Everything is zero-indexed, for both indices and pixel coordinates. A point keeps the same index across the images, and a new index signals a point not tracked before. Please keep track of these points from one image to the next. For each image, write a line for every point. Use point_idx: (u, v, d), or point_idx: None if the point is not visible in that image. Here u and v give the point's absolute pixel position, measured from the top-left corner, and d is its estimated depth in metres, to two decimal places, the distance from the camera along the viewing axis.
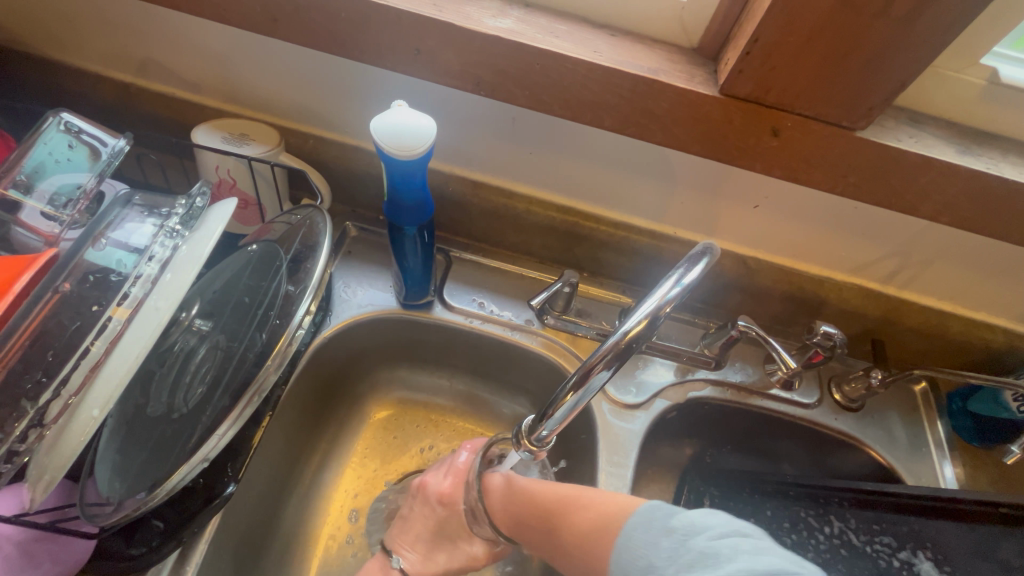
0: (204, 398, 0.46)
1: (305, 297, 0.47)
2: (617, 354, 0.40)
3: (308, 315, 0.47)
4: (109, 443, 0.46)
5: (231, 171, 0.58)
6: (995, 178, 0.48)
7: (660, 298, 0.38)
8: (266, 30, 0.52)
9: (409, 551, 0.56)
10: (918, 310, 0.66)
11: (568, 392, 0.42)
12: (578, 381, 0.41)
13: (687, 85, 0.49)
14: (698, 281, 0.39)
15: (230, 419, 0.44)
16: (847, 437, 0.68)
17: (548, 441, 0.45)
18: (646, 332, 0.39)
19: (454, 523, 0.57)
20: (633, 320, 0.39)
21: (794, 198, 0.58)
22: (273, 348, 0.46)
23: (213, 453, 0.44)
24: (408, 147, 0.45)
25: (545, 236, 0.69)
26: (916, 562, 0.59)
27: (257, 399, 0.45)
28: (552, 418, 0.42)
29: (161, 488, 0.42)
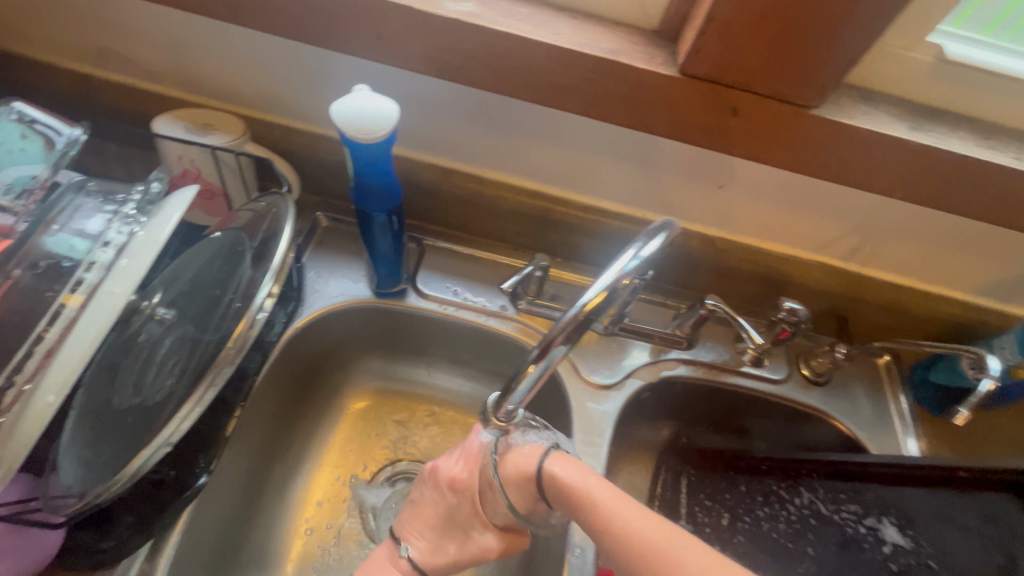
0: (171, 388, 0.45)
1: (266, 280, 0.46)
2: (578, 324, 0.37)
3: (269, 299, 0.46)
4: (73, 439, 0.45)
5: (195, 161, 0.58)
6: (944, 152, 0.50)
7: (619, 269, 0.38)
8: (224, 15, 0.52)
9: (417, 538, 0.52)
10: (879, 285, 0.68)
11: (530, 365, 0.39)
12: (539, 352, 0.38)
13: (647, 66, 0.50)
14: (656, 253, 0.40)
15: (191, 400, 0.42)
16: (815, 410, 0.70)
17: (515, 418, 0.43)
18: (604, 307, 0.38)
19: (466, 511, 0.50)
20: (592, 293, 0.38)
21: (757, 177, 0.60)
22: (233, 333, 0.45)
23: (176, 437, 0.42)
24: (369, 130, 0.45)
25: (517, 221, 0.69)
26: (881, 527, 0.61)
27: (216, 383, 0.43)
28: (515, 392, 0.39)
29: (119, 477, 0.41)
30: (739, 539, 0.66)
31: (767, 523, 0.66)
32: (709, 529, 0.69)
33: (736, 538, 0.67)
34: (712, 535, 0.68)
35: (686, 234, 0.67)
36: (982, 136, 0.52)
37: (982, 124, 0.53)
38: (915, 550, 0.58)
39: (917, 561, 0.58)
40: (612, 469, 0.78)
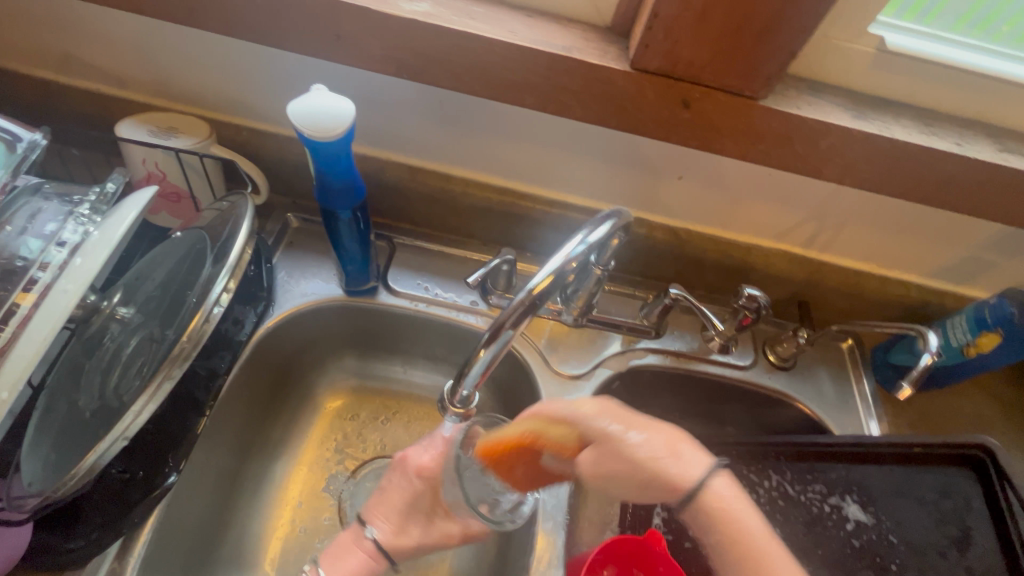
0: (133, 389, 0.44)
1: (223, 273, 0.45)
2: (524, 309, 0.41)
3: (226, 293, 0.44)
4: (40, 439, 0.45)
5: (160, 163, 0.58)
6: (886, 140, 0.52)
7: (565, 254, 0.41)
8: (184, 19, 0.52)
9: (382, 521, 0.56)
10: (838, 271, 0.70)
11: (482, 349, 0.43)
12: (489, 336, 0.42)
13: (600, 61, 0.51)
14: (601, 239, 0.43)
15: (147, 393, 0.41)
16: (781, 394, 0.72)
17: (471, 401, 0.49)
18: (552, 289, 0.41)
19: (428, 500, 0.57)
20: (539, 277, 0.41)
21: (714, 168, 0.62)
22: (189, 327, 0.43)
23: (132, 431, 0.41)
24: (325, 127, 0.46)
25: (485, 217, 0.70)
26: (845, 505, 0.62)
27: (172, 378, 0.42)
28: (469, 375, 0.45)
29: (73, 473, 0.41)
30: None
31: None
32: None
33: None
34: None
35: (650, 225, 0.69)
36: (923, 123, 0.54)
37: (924, 112, 0.55)
38: (876, 525, 0.60)
39: (877, 535, 0.59)
40: None
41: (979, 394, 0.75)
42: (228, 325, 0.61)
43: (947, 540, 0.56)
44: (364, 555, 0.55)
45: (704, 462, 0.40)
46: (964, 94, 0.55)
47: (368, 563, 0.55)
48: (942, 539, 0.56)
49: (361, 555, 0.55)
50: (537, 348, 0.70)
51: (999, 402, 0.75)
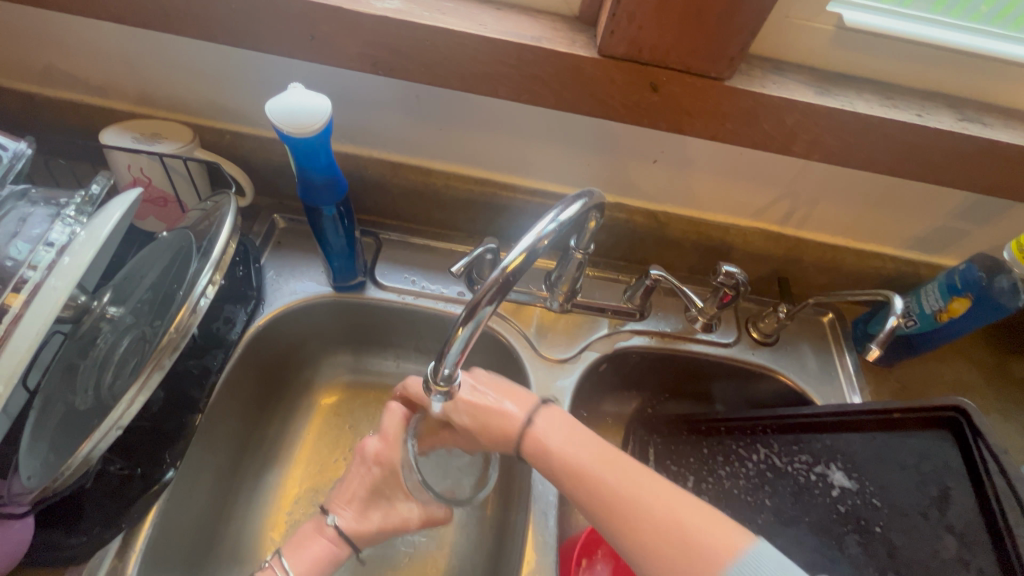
0: (123, 381, 0.46)
1: (207, 267, 0.46)
2: (499, 287, 0.42)
3: (212, 285, 0.45)
4: (37, 437, 0.47)
5: (145, 169, 0.59)
6: (850, 113, 0.53)
7: (537, 233, 0.42)
8: (162, 26, 0.54)
9: (345, 508, 0.56)
10: (814, 246, 0.72)
11: (460, 327, 0.44)
12: (465, 315, 0.43)
13: (568, 49, 0.52)
14: (572, 218, 0.44)
15: (136, 385, 0.42)
16: (765, 369, 0.73)
17: (456, 378, 0.49)
18: (526, 267, 0.42)
19: (390, 484, 0.57)
20: (514, 255, 0.42)
21: (687, 151, 0.63)
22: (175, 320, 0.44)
23: (126, 421, 0.43)
24: (305, 124, 0.47)
25: (468, 209, 0.72)
26: (830, 473, 0.63)
27: (160, 371, 0.43)
28: (448, 354, 0.45)
29: (70, 464, 0.42)
30: (704, 499, 0.69)
31: (729, 481, 0.69)
32: None
33: (701, 498, 0.70)
34: None
35: (629, 210, 0.70)
36: (885, 97, 0.56)
37: (885, 87, 0.57)
38: (861, 490, 0.61)
39: (862, 500, 0.60)
40: None
41: (958, 360, 0.77)
42: (220, 324, 0.63)
43: (929, 501, 0.56)
44: (326, 542, 0.54)
45: (530, 405, 0.56)
46: (924, 66, 0.56)
47: (331, 549, 0.54)
48: (924, 500, 0.56)
49: (325, 542, 0.54)
50: (525, 335, 0.72)
51: (978, 367, 0.77)
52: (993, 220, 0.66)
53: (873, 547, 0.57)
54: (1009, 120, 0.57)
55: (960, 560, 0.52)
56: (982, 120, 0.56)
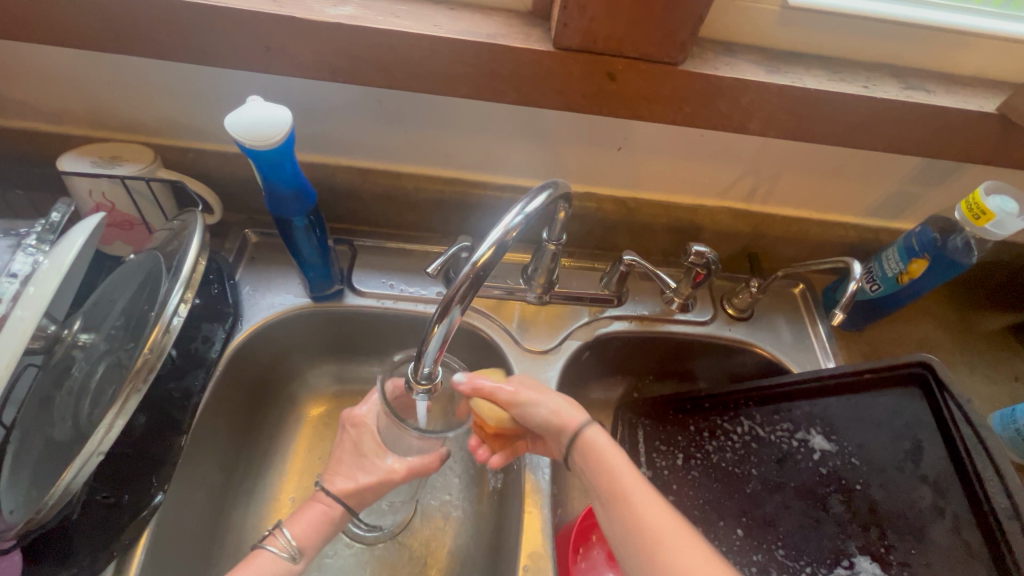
0: (99, 408, 0.45)
1: (177, 285, 0.45)
2: (470, 283, 0.43)
3: (185, 303, 0.45)
4: (19, 470, 0.46)
5: (106, 193, 0.59)
6: (800, 89, 0.55)
7: (505, 226, 0.43)
8: (112, 47, 0.53)
9: (332, 471, 0.59)
10: (779, 220, 0.74)
11: (435, 325, 0.45)
12: (440, 313, 0.44)
13: (524, 44, 0.53)
14: (539, 210, 0.45)
15: (113, 410, 0.42)
16: (741, 343, 0.75)
17: (436, 376, 0.49)
18: (496, 259, 0.43)
19: (367, 445, 0.59)
20: (484, 249, 0.43)
21: (648, 136, 0.65)
22: (148, 340, 0.44)
23: (106, 445, 0.42)
24: (266, 136, 0.47)
25: (440, 209, 0.73)
26: (811, 438, 0.66)
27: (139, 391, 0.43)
28: (426, 352, 0.46)
29: (52, 493, 0.42)
30: (695, 474, 0.72)
31: (716, 455, 0.71)
32: (668, 471, 0.74)
33: (692, 474, 0.72)
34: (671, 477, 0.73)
35: (598, 198, 0.72)
36: (833, 71, 0.58)
37: (832, 61, 0.59)
38: (840, 451, 0.63)
39: (841, 461, 0.62)
40: None
41: (923, 319, 0.80)
42: (198, 343, 0.62)
43: (903, 454, 0.58)
44: (322, 507, 0.57)
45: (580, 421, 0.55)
46: (867, 39, 0.59)
47: (326, 510, 0.57)
48: (898, 454, 0.59)
49: (321, 506, 0.57)
50: (507, 329, 0.73)
51: (941, 324, 0.80)
52: (944, 182, 0.69)
53: (855, 504, 0.60)
54: (950, 85, 0.59)
55: (935, 507, 0.54)
56: (925, 87, 0.58)
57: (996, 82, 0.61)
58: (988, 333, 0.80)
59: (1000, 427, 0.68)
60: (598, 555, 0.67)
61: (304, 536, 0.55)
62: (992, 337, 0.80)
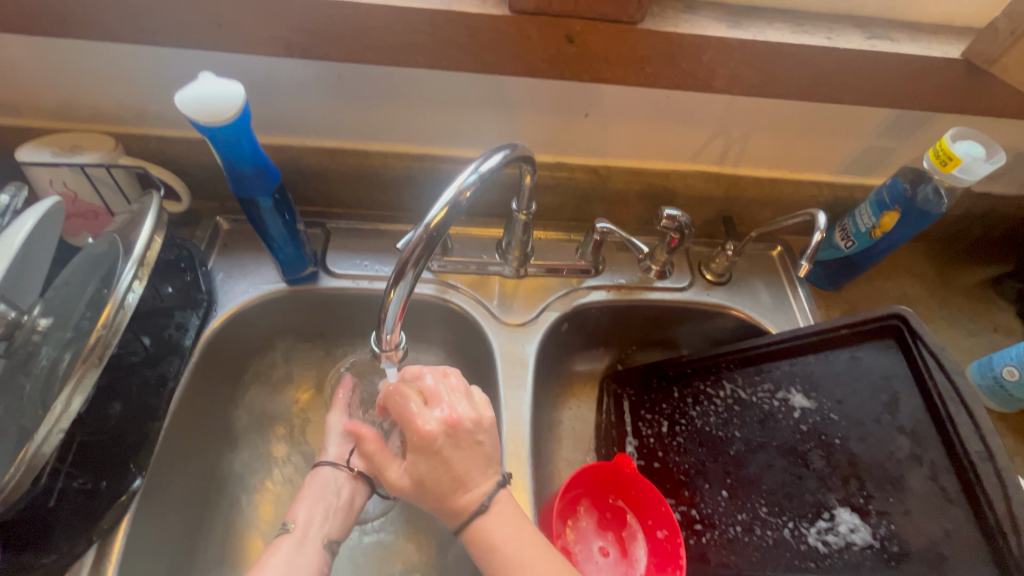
0: (48, 386, 0.44)
1: (129, 264, 0.46)
2: (425, 243, 0.45)
3: (138, 282, 0.46)
4: None
5: (68, 182, 0.59)
6: (761, 42, 0.54)
7: (458, 186, 0.45)
8: (62, 31, 0.52)
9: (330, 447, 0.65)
10: (752, 181, 0.74)
11: (392, 291, 0.46)
12: (396, 276, 0.45)
13: (479, 9, 0.52)
14: (492, 170, 0.47)
15: (69, 385, 0.42)
16: (720, 307, 0.75)
17: (399, 343, 0.50)
18: (448, 220, 0.45)
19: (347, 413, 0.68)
20: (436, 210, 0.45)
21: (615, 101, 0.64)
22: (102, 318, 0.44)
23: (66, 423, 0.42)
24: (218, 112, 0.46)
25: (412, 186, 0.72)
26: (791, 397, 0.64)
27: (96, 364, 0.43)
28: (386, 319, 0.47)
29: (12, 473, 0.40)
30: (680, 441, 0.71)
31: (700, 420, 0.70)
32: (654, 440, 0.73)
33: (678, 441, 0.71)
34: (658, 445, 0.73)
35: (569, 167, 0.72)
36: (797, 24, 0.57)
37: (796, 14, 0.59)
38: (819, 407, 0.62)
39: (821, 417, 0.61)
40: (556, 406, 0.82)
41: (900, 276, 0.80)
42: (172, 330, 0.62)
43: (880, 407, 0.57)
44: (316, 482, 0.61)
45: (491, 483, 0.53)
46: None
47: (325, 477, 0.62)
48: (876, 407, 0.58)
49: (317, 478, 0.62)
50: (485, 304, 0.72)
51: (920, 279, 0.80)
52: (915, 135, 0.69)
53: (835, 458, 0.59)
54: (915, 33, 0.59)
55: (913, 456, 0.53)
56: (889, 36, 0.58)
57: (961, 28, 0.60)
58: (967, 287, 0.80)
59: (979, 377, 0.68)
60: (587, 526, 0.70)
61: (299, 512, 0.58)
62: (971, 290, 0.80)
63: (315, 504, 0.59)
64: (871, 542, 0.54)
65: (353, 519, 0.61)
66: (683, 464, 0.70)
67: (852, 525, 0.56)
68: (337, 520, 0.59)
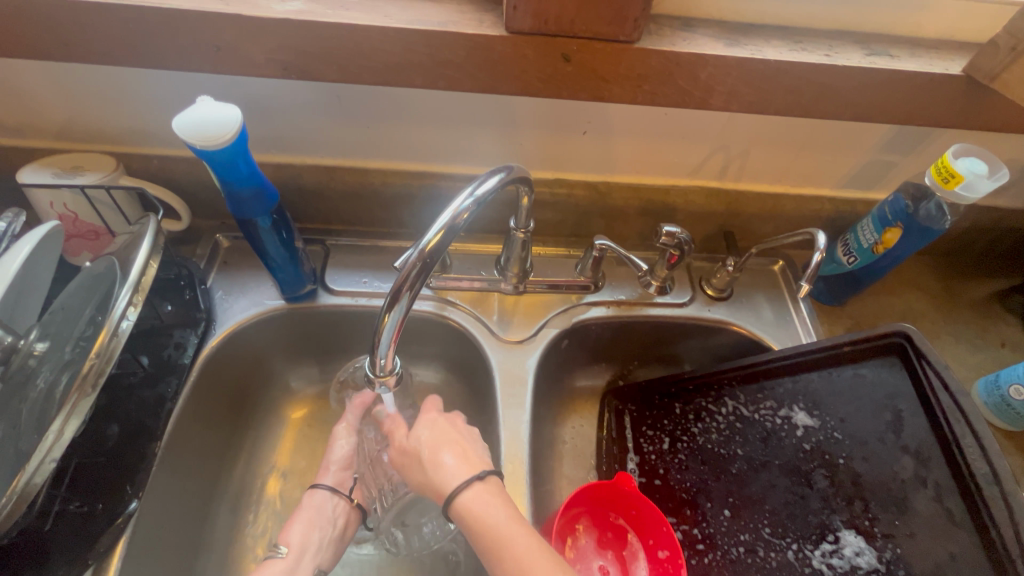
0: (43, 414, 0.44)
1: (125, 289, 0.46)
2: (421, 266, 0.45)
3: (133, 307, 0.46)
4: None
5: (68, 204, 0.59)
6: (759, 60, 0.54)
7: (454, 210, 0.45)
8: (63, 54, 0.52)
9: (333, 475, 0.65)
10: (752, 197, 0.74)
11: (386, 314, 0.46)
12: (390, 300, 0.45)
13: (476, 30, 0.52)
14: (489, 193, 0.47)
15: (63, 410, 0.42)
16: (721, 322, 0.75)
17: (395, 367, 0.51)
18: (444, 243, 0.45)
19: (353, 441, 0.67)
20: (432, 234, 0.45)
21: (614, 119, 0.64)
22: (97, 343, 0.44)
23: (58, 450, 0.42)
24: (216, 136, 0.46)
25: (410, 204, 0.72)
26: (794, 415, 0.63)
27: (91, 389, 0.43)
28: (380, 343, 0.47)
29: (6, 499, 0.40)
30: (682, 458, 0.69)
31: (702, 438, 0.68)
32: (655, 457, 0.71)
33: (678, 458, 0.69)
34: (659, 463, 0.71)
35: (568, 184, 0.72)
36: (795, 41, 0.57)
37: (794, 31, 0.58)
38: (822, 426, 0.61)
39: (825, 436, 0.60)
40: (557, 423, 0.81)
41: (905, 291, 0.79)
42: (171, 349, 0.62)
43: (884, 426, 0.57)
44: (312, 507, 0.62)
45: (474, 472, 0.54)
46: (826, 6, 0.58)
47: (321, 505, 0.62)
48: (880, 425, 0.57)
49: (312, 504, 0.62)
50: (484, 321, 0.72)
51: (924, 294, 0.79)
52: (917, 150, 0.68)
53: (839, 478, 0.58)
54: (916, 49, 0.58)
55: (918, 477, 0.53)
56: (889, 52, 0.57)
57: (962, 44, 0.60)
58: (973, 301, 0.79)
59: (985, 395, 0.67)
60: (587, 544, 0.69)
61: (294, 537, 0.59)
62: (977, 305, 0.79)
63: (310, 531, 0.60)
64: (876, 566, 0.53)
65: (343, 547, 0.63)
66: (684, 482, 0.68)
67: (857, 548, 0.55)
68: (328, 550, 0.60)
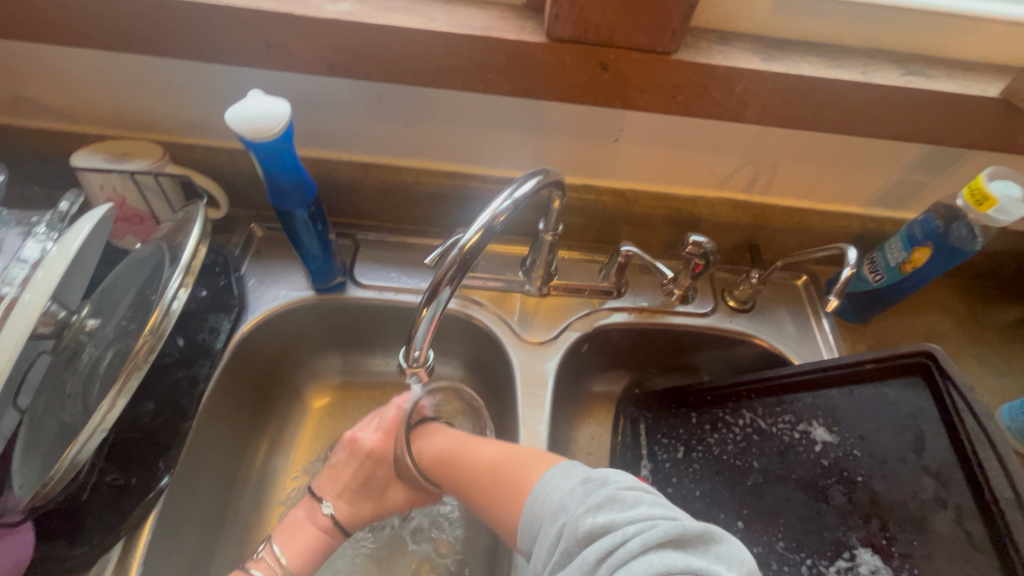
0: (93, 389, 0.45)
1: (177, 271, 0.47)
2: (459, 264, 0.46)
3: (184, 288, 0.47)
4: (17, 451, 0.47)
5: (117, 188, 0.61)
6: (795, 75, 0.54)
7: (493, 210, 0.46)
8: (122, 46, 0.55)
9: (335, 499, 0.62)
10: (779, 210, 0.74)
11: (423, 310, 0.48)
12: (427, 296, 0.47)
13: (517, 36, 0.54)
14: (527, 195, 0.48)
15: (112, 388, 0.44)
16: (742, 334, 0.75)
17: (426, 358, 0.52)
18: (482, 243, 0.46)
19: (378, 477, 0.64)
20: (471, 233, 0.46)
21: (645, 128, 0.65)
22: (149, 322, 0.46)
23: (108, 423, 0.44)
24: (265, 128, 0.48)
25: (440, 203, 0.74)
26: (813, 430, 0.63)
27: (140, 368, 0.45)
28: (416, 335, 0.49)
29: (58, 467, 0.43)
30: (696, 467, 0.67)
31: (718, 448, 0.67)
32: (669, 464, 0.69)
33: (694, 467, 0.67)
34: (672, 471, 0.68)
35: (597, 190, 0.73)
36: (832, 58, 0.58)
37: (830, 48, 0.59)
38: (842, 442, 0.60)
39: (843, 452, 0.60)
40: (572, 425, 0.81)
41: (929, 312, 0.79)
42: (205, 334, 0.64)
43: (906, 445, 0.57)
44: (315, 531, 0.60)
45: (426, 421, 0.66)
46: (864, 24, 0.58)
47: (322, 536, 0.61)
48: (901, 445, 0.57)
49: (315, 530, 0.60)
50: (507, 321, 0.73)
51: (949, 316, 0.79)
52: (948, 170, 0.68)
53: (856, 496, 0.57)
54: (952, 70, 0.59)
55: (938, 499, 0.53)
56: (925, 72, 0.58)
57: (999, 67, 0.60)
58: (998, 325, 0.78)
59: (1009, 420, 0.66)
60: None
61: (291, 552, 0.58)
62: (1003, 330, 0.78)
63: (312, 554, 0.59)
64: None
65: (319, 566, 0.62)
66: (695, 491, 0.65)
67: (873, 566, 0.53)
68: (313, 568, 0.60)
